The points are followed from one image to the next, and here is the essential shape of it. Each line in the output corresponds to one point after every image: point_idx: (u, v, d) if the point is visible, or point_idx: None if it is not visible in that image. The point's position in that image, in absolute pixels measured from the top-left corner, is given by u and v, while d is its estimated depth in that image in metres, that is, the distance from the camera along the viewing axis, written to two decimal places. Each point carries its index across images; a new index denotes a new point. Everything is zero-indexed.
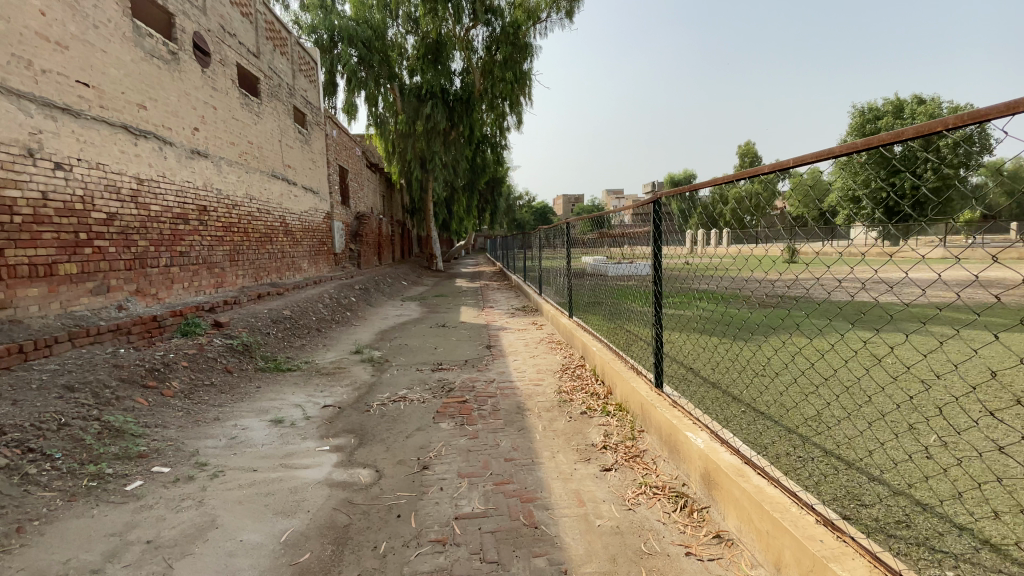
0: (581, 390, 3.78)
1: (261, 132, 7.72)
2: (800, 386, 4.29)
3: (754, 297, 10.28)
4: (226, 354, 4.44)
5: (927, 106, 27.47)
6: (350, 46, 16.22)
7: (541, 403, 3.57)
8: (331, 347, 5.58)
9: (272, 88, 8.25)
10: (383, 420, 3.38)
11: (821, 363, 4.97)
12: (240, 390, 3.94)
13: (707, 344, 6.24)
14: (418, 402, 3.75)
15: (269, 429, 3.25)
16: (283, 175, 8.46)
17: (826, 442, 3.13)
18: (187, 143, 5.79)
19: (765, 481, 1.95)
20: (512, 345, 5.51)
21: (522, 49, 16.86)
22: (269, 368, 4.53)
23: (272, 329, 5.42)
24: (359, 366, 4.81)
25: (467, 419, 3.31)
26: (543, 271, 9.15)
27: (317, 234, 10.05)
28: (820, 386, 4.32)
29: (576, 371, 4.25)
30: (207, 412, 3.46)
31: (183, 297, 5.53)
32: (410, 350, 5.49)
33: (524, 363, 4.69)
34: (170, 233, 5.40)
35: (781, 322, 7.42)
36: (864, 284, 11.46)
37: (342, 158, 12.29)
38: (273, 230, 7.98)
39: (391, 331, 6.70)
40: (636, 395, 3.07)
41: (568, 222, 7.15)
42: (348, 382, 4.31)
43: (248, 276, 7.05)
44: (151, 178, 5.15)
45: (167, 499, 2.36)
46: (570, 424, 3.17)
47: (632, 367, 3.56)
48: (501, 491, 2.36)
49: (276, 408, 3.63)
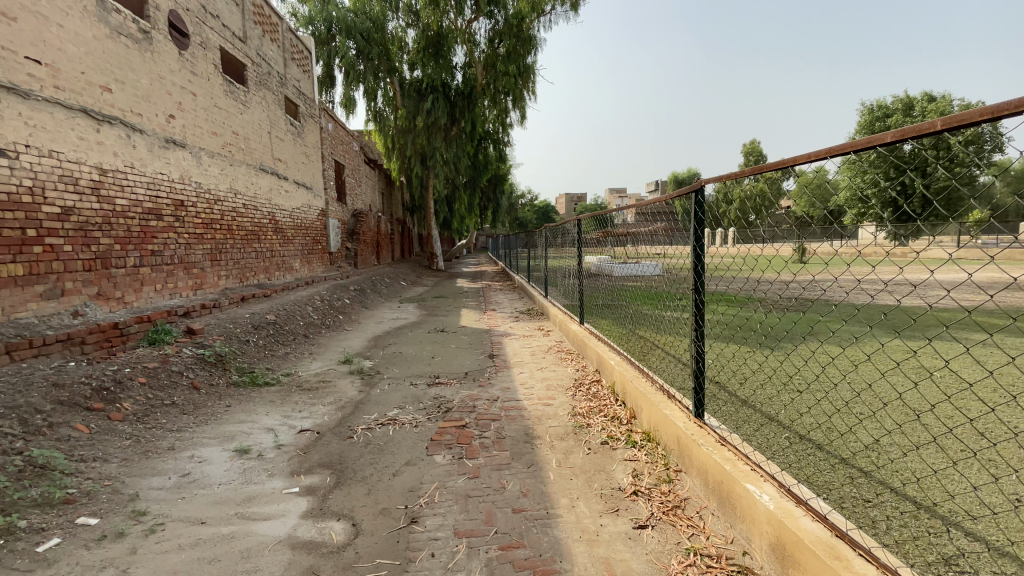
0: (600, 413, 3.25)
1: (248, 122, 7.21)
2: (847, 403, 3.73)
3: (771, 301, 9.71)
4: (194, 366, 3.94)
5: (940, 104, 26.83)
6: (349, 38, 15.73)
7: (553, 430, 3.04)
8: (318, 356, 5.06)
9: (261, 76, 7.75)
10: (367, 451, 2.86)
11: (857, 376, 4.44)
12: (205, 410, 3.43)
13: (730, 354, 5.67)
14: (410, 426, 3.22)
15: (231, 462, 2.74)
16: (273, 169, 7.95)
17: (896, 478, 2.58)
18: (160, 131, 5.29)
19: (870, 566, 1.42)
20: (518, 354, 4.97)
21: (525, 42, 16.33)
22: (244, 382, 4.02)
23: (252, 336, 4.90)
24: (346, 380, 4.29)
25: (467, 451, 2.78)
26: (549, 272, 8.61)
27: (310, 232, 9.53)
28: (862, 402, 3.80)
29: (591, 389, 3.72)
30: (160, 441, 2.96)
31: (155, 300, 5.03)
32: (405, 360, 4.96)
33: (532, 377, 4.17)
34: (140, 229, 4.90)
35: (806, 329, 6.86)
36: (885, 287, 10.89)
37: (338, 153, 11.79)
38: (261, 227, 7.46)
39: (385, 337, 6.18)
40: (671, 425, 2.53)
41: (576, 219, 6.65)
42: (332, 399, 3.78)
43: (232, 277, 6.53)
44: (116, 168, 4.65)
45: (82, 569, 1.84)
46: (589, 460, 2.64)
47: (661, 386, 3.02)
48: (509, 561, 1.83)
49: (244, 434, 3.11)
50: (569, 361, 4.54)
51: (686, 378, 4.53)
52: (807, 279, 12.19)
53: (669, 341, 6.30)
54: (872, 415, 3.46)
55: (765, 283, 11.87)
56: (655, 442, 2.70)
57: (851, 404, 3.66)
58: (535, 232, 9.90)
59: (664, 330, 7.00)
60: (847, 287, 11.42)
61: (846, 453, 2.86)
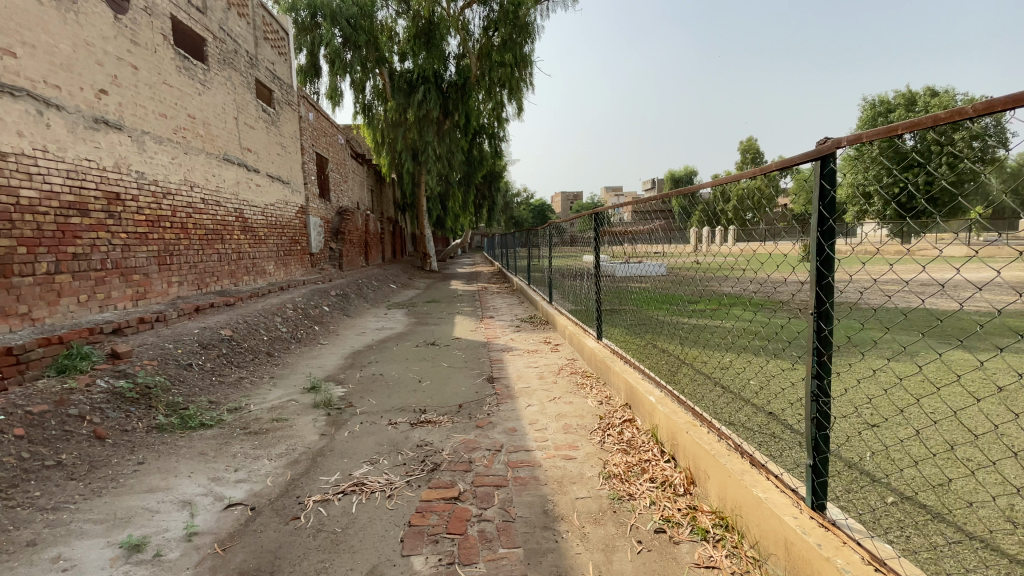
0: (643, 475, 2.37)
1: (209, 105, 6.29)
2: (944, 432, 2.88)
3: (793, 304, 8.79)
4: (104, 407, 3.01)
5: (943, 98, 26.13)
6: (334, 25, 14.61)
7: (582, 505, 2.17)
8: (279, 383, 4.13)
9: (225, 53, 6.80)
10: (314, 546, 1.96)
11: (931, 389, 3.61)
12: (105, 473, 2.52)
13: (773, 370, 4.73)
14: (382, 495, 2.34)
15: (109, 572, 1.84)
16: (240, 160, 7.01)
17: None
18: (87, 109, 4.37)
19: None
20: (522, 379, 4.05)
21: (521, 30, 15.31)
22: (173, 425, 3.10)
23: (196, 359, 4.00)
24: (308, 417, 3.37)
25: (459, 547, 1.90)
26: (552, 273, 7.71)
27: (287, 231, 8.58)
28: (950, 424, 2.97)
29: (621, 431, 2.85)
30: (18, 532, 2.04)
31: (78, 315, 4.11)
32: (385, 386, 4.07)
33: (544, 412, 3.27)
34: (56, 228, 3.98)
35: (847, 335, 5.95)
36: (912, 287, 10.00)
37: (321, 145, 10.81)
38: (225, 225, 6.53)
39: (365, 353, 5.28)
40: (771, 519, 1.67)
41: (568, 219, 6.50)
42: (284, 449, 2.88)
43: (185, 284, 5.59)
44: (19, 151, 3.72)
45: None
46: (643, 566, 1.77)
47: (733, 443, 2.14)
48: None
49: (145, 517, 2.19)
50: (587, 389, 3.63)
51: (733, 413, 3.62)
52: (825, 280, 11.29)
53: (696, 354, 5.36)
54: (982, 452, 2.63)
55: (781, 285, 10.95)
56: (742, 536, 1.83)
57: (948, 435, 2.83)
58: (535, 229, 8.99)
59: (686, 341, 6.06)
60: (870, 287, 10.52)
61: (989, 529, 2.01)
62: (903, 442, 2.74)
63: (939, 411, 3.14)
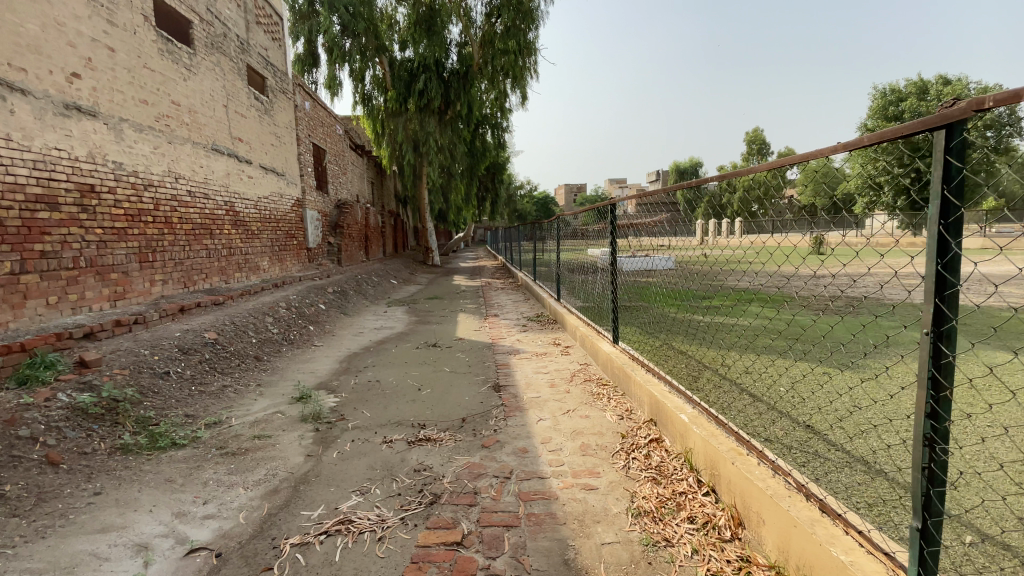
0: (679, 512, 2.03)
1: (196, 92, 5.91)
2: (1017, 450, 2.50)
3: (811, 300, 8.37)
4: (62, 427, 2.67)
5: (956, 87, 25.46)
6: (333, 12, 14.15)
7: (610, 555, 1.81)
8: (265, 392, 3.79)
9: (214, 37, 6.40)
10: None
11: (988, 396, 3.22)
12: (53, 508, 2.18)
13: (801, 375, 4.36)
14: (372, 537, 1.98)
15: None
16: (230, 150, 6.63)
17: None
18: (58, 94, 4.00)
19: None
20: (531, 386, 3.68)
21: (526, 16, 14.82)
22: (140, 446, 2.76)
23: (174, 367, 3.66)
24: (294, 434, 3.02)
25: None
26: (560, 269, 7.33)
27: (282, 225, 8.21)
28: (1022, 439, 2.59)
29: (649, 454, 2.49)
30: None
31: (47, 319, 3.77)
32: (381, 395, 3.72)
33: (558, 427, 2.92)
34: (21, 224, 3.63)
35: (877, 334, 5.56)
36: (934, 282, 9.54)
37: (318, 136, 10.41)
38: (214, 219, 6.17)
39: (361, 356, 4.93)
40: None
41: (572, 213, 6.38)
42: (264, 474, 2.53)
43: (170, 282, 5.24)
44: None
45: None
46: None
47: (795, 482, 1.80)
48: None
49: (93, 566, 1.85)
50: (603, 399, 3.27)
51: (766, 428, 3.26)
52: (840, 275, 10.84)
53: (716, 356, 4.98)
54: None
55: (795, 280, 10.51)
56: None
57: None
58: (541, 222, 8.59)
59: (704, 341, 5.68)
60: (888, 282, 10.08)
61: None
62: (970, 456, 2.39)
63: (1001, 422, 2.78)
